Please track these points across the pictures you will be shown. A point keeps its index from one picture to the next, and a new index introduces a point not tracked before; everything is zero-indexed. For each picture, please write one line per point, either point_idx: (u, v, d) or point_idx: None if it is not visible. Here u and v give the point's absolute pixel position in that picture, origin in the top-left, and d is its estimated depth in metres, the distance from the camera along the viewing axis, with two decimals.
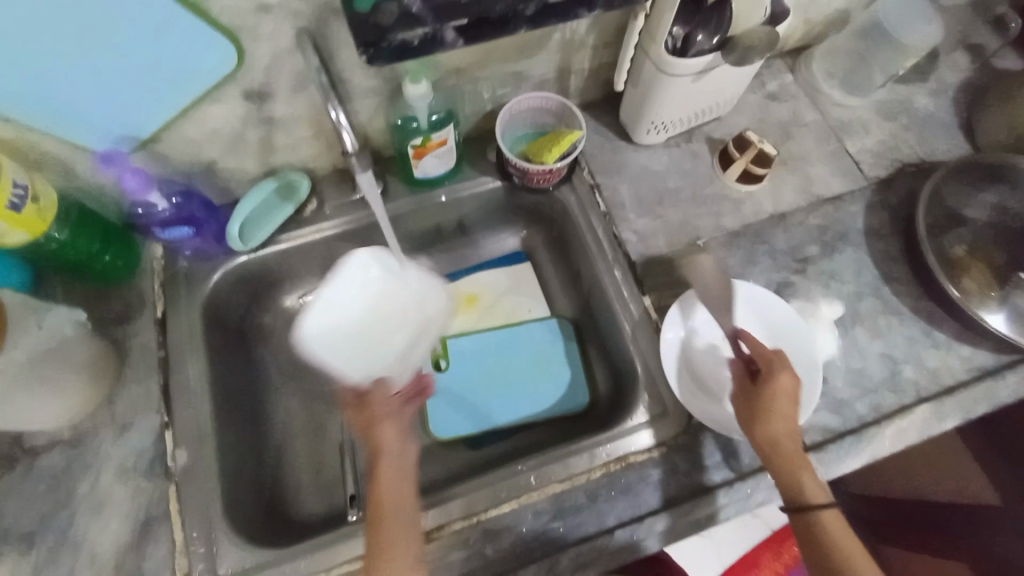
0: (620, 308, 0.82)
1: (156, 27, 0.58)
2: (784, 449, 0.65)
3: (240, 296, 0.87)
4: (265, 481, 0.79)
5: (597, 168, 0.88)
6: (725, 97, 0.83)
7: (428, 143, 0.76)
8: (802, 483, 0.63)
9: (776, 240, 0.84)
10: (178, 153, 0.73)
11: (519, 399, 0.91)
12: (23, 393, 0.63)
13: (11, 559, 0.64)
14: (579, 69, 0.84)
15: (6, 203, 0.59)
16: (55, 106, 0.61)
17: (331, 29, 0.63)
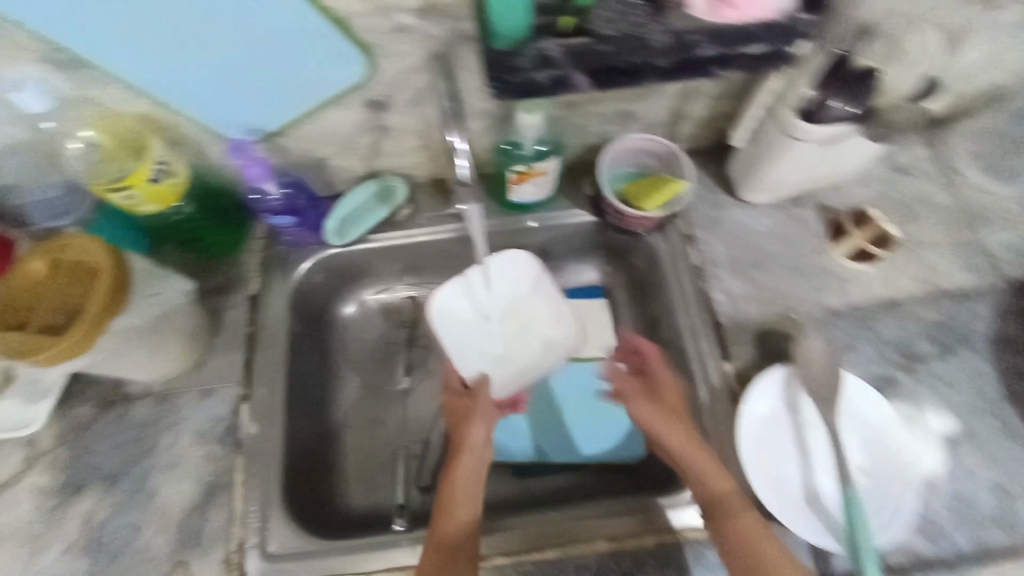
0: (699, 371, 0.78)
1: (298, 36, 0.58)
2: (744, 515, 0.64)
3: (323, 285, 0.90)
4: (318, 467, 0.82)
5: (695, 218, 0.85)
6: (850, 168, 0.76)
7: (530, 171, 0.75)
8: (766, 555, 0.61)
9: (882, 329, 0.77)
10: (295, 148, 0.76)
11: (573, 437, 0.90)
12: (128, 355, 0.68)
13: (95, 494, 0.71)
14: (695, 115, 0.81)
15: (146, 178, 0.63)
16: (194, 94, 0.63)
17: (457, 54, 0.63)
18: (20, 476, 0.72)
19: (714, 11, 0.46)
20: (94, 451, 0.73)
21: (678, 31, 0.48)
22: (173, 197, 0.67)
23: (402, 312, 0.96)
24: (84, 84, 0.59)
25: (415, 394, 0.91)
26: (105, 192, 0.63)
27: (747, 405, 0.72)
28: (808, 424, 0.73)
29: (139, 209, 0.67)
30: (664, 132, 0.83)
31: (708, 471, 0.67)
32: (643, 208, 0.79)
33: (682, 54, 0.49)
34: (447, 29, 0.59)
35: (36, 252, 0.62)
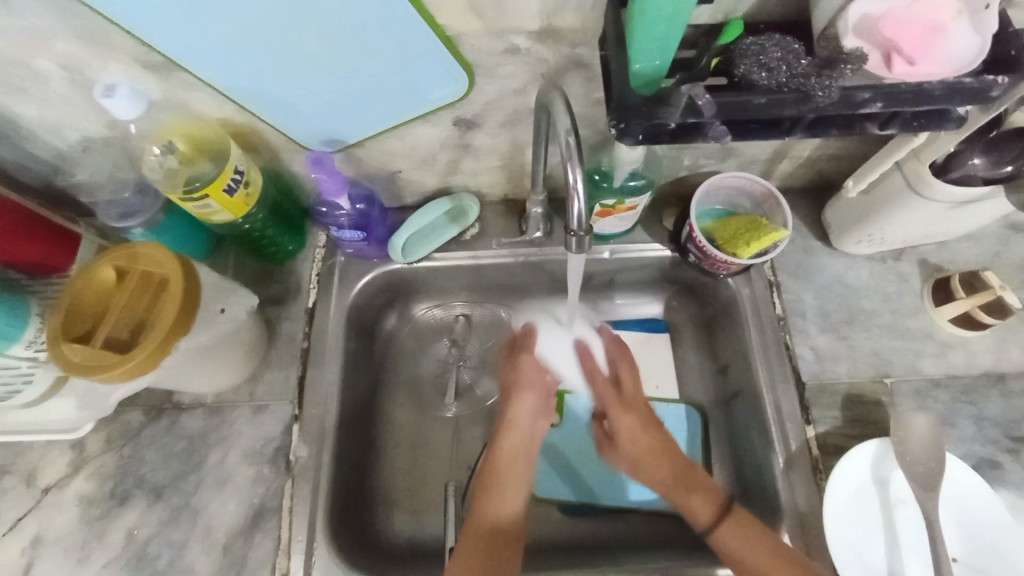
0: (778, 434, 0.70)
1: (399, 48, 0.54)
2: (755, 559, 0.61)
3: (374, 298, 0.82)
4: (363, 494, 0.76)
5: (785, 264, 0.78)
6: (965, 226, 0.70)
7: (619, 206, 0.70)
8: None
9: (985, 404, 0.71)
10: (371, 159, 0.71)
11: (630, 481, 0.79)
12: (191, 367, 0.66)
13: (142, 506, 0.69)
14: (796, 155, 0.74)
15: (223, 188, 0.61)
16: (282, 103, 0.59)
17: (564, 80, 0.59)
18: (68, 480, 0.70)
19: (886, 65, 0.43)
20: (144, 461, 0.71)
21: (846, 87, 0.43)
22: (246, 207, 0.65)
23: (456, 331, 0.87)
24: (174, 85, 0.58)
25: (466, 422, 0.83)
26: (181, 200, 0.61)
27: (840, 475, 0.65)
28: (898, 502, 0.66)
29: (212, 218, 0.65)
30: (759, 171, 0.78)
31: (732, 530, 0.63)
32: (737, 255, 0.72)
33: (844, 110, 0.44)
34: (562, 54, 0.56)
35: (105, 259, 0.59)
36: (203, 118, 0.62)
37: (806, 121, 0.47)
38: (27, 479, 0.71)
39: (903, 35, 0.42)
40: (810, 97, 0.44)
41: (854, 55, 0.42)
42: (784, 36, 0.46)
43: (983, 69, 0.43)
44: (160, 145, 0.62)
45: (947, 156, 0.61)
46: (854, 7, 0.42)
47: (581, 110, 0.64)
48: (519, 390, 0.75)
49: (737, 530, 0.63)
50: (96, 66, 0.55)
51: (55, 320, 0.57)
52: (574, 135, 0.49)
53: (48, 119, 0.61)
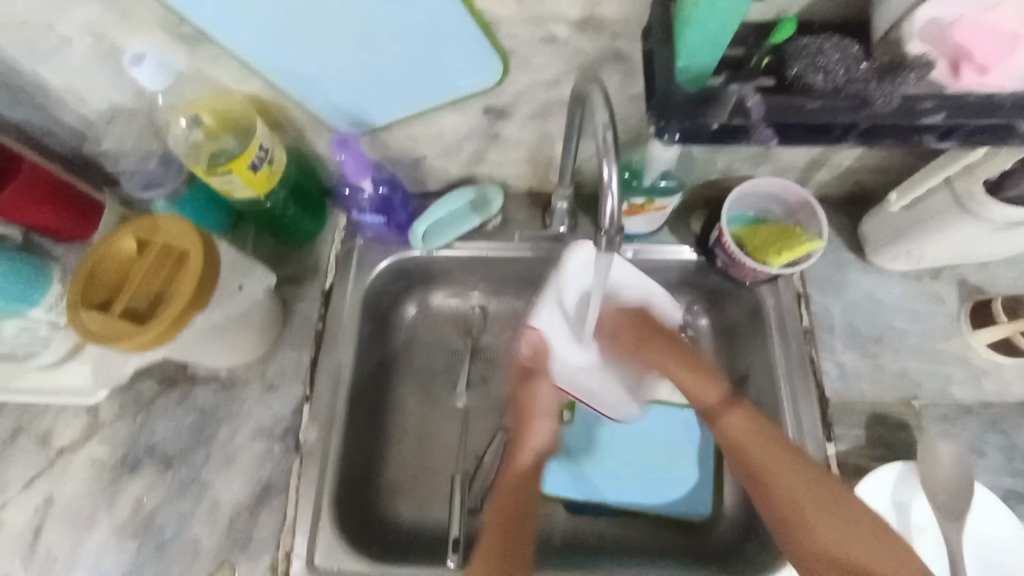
0: (795, 451, 0.68)
1: (432, 29, 0.52)
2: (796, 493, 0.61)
3: (391, 284, 0.81)
4: (368, 479, 0.76)
5: (815, 276, 0.76)
6: (1013, 250, 0.67)
7: (647, 205, 0.68)
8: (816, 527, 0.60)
9: (1018, 436, 0.68)
10: (396, 143, 0.69)
11: (636, 484, 0.78)
12: (205, 342, 0.65)
13: (152, 476, 0.69)
14: (837, 163, 0.71)
15: (248, 164, 0.60)
16: (312, 82, 0.58)
17: (602, 72, 0.57)
18: (80, 444, 0.71)
19: (953, 74, 0.41)
20: (155, 431, 0.71)
21: (907, 95, 0.41)
22: (269, 184, 0.64)
23: (471, 322, 0.86)
24: (202, 57, 0.57)
25: (475, 414, 0.81)
26: (205, 174, 0.60)
27: (860, 495, 0.63)
28: (918, 529, 0.64)
29: (234, 194, 0.64)
30: (795, 177, 0.74)
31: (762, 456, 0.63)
32: (767, 263, 0.70)
33: (903, 121, 0.42)
34: (601, 44, 0.54)
35: (126, 229, 0.59)
36: (231, 93, 0.61)
37: (858, 130, 0.43)
38: (41, 440, 0.71)
39: (977, 42, 0.39)
40: (868, 104, 0.42)
41: (920, 61, 0.40)
42: (841, 39, 0.43)
43: None
44: (186, 118, 0.62)
45: (1002, 173, 0.58)
46: (923, 10, 0.39)
47: (617, 104, 0.61)
48: (532, 417, 0.70)
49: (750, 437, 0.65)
50: (126, 33, 0.54)
51: (74, 289, 0.57)
52: (612, 131, 0.47)
53: (77, 84, 0.61)
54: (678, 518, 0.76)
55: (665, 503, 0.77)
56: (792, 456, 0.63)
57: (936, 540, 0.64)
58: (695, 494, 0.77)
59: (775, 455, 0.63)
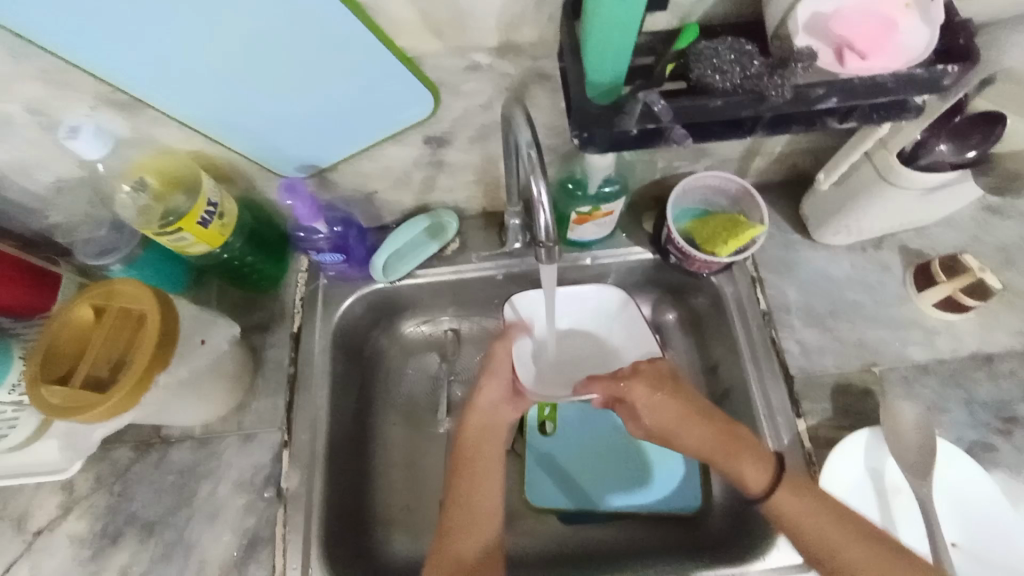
0: (768, 430, 0.70)
1: (360, 74, 0.54)
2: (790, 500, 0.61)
3: (362, 320, 0.82)
4: (359, 518, 0.75)
5: (767, 260, 0.79)
6: (943, 211, 0.70)
7: (595, 212, 0.70)
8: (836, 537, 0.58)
9: (976, 388, 0.71)
10: (346, 181, 0.71)
11: (625, 485, 0.80)
12: (174, 401, 0.65)
13: (135, 543, 0.68)
14: (769, 151, 0.75)
15: (197, 220, 0.61)
16: (250, 133, 0.60)
17: (530, 92, 0.60)
18: (58, 523, 0.70)
19: (839, 61, 0.43)
20: (133, 498, 0.70)
21: (799, 84, 0.44)
22: (222, 237, 0.65)
23: (446, 346, 0.87)
24: (140, 121, 0.58)
25: (459, 437, 0.82)
26: (156, 234, 0.61)
27: (830, 465, 0.66)
28: (894, 490, 0.66)
29: (188, 250, 0.65)
30: (734, 168, 0.78)
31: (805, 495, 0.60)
32: (717, 254, 0.72)
33: (800, 108, 0.45)
34: (524, 66, 0.57)
35: (81, 299, 0.59)
36: (171, 152, 0.62)
37: (764, 119, 0.47)
38: (17, 523, 0.70)
39: (854, 31, 0.42)
40: (765, 97, 0.44)
41: (805, 52, 0.42)
42: (737, 39, 0.46)
43: (934, 59, 0.44)
44: (131, 182, 0.63)
45: (915, 144, 0.61)
46: (803, 7, 0.42)
47: (551, 120, 0.65)
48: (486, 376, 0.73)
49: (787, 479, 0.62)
50: (60, 107, 0.55)
51: (33, 365, 0.57)
52: (538, 149, 0.49)
53: (19, 162, 0.62)
54: (668, 512, 0.78)
55: (655, 500, 0.78)
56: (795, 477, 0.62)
57: (910, 497, 0.66)
58: (683, 487, 0.79)
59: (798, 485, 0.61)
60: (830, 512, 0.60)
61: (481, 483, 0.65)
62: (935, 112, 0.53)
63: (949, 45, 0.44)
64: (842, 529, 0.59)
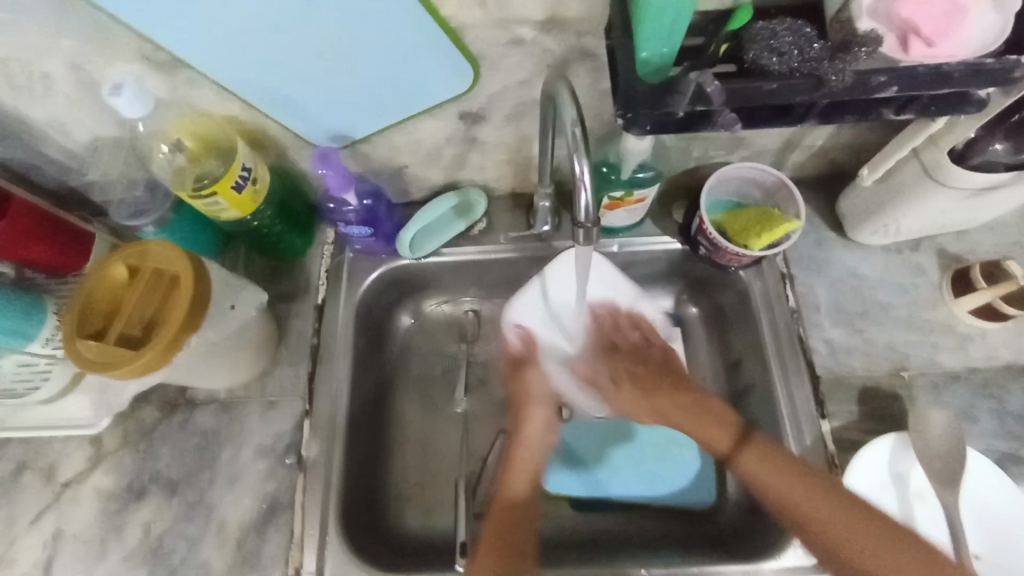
0: (791, 428, 0.69)
1: (402, 42, 0.53)
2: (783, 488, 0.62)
3: (385, 295, 0.82)
4: (374, 491, 0.76)
5: (799, 257, 0.77)
6: (987, 215, 0.68)
7: (627, 198, 0.69)
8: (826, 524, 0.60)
9: (1008, 398, 0.69)
10: (378, 154, 0.71)
11: (642, 476, 0.78)
12: (201, 364, 0.66)
13: (158, 501, 0.70)
14: (809, 144, 0.73)
15: (231, 185, 0.62)
16: (288, 100, 0.60)
17: (570, 70, 0.59)
18: (85, 476, 0.71)
19: (903, 47, 0.41)
20: (157, 457, 0.72)
21: (859, 70, 0.42)
22: (254, 204, 0.65)
23: (466, 326, 0.87)
24: (180, 82, 0.58)
25: (475, 417, 0.82)
26: (190, 197, 0.62)
27: (854, 468, 0.64)
28: (917, 497, 0.65)
29: (220, 215, 0.66)
30: (771, 161, 0.76)
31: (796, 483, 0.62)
32: (749, 247, 0.70)
33: (858, 95, 0.43)
34: (567, 43, 0.55)
35: (116, 257, 0.60)
36: (209, 115, 0.63)
37: (818, 106, 0.46)
38: (46, 474, 0.72)
39: (923, 16, 0.41)
40: (822, 83, 0.43)
41: (870, 36, 0.41)
42: (795, 21, 0.45)
43: (1003, 50, 0.42)
44: (168, 145, 0.64)
45: (966, 143, 0.59)
46: None
47: (589, 101, 0.63)
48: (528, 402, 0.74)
49: (777, 466, 0.63)
50: (102, 64, 0.55)
51: (69, 320, 0.58)
52: (581, 127, 0.48)
53: (59, 120, 0.62)
54: (683, 505, 0.77)
55: (671, 493, 0.77)
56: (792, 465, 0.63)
57: (933, 504, 0.65)
58: (699, 481, 0.78)
59: (784, 470, 0.62)
60: (823, 503, 0.60)
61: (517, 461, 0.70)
62: (994, 109, 0.51)
63: (1019, 37, 0.42)
64: (834, 513, 0.60)
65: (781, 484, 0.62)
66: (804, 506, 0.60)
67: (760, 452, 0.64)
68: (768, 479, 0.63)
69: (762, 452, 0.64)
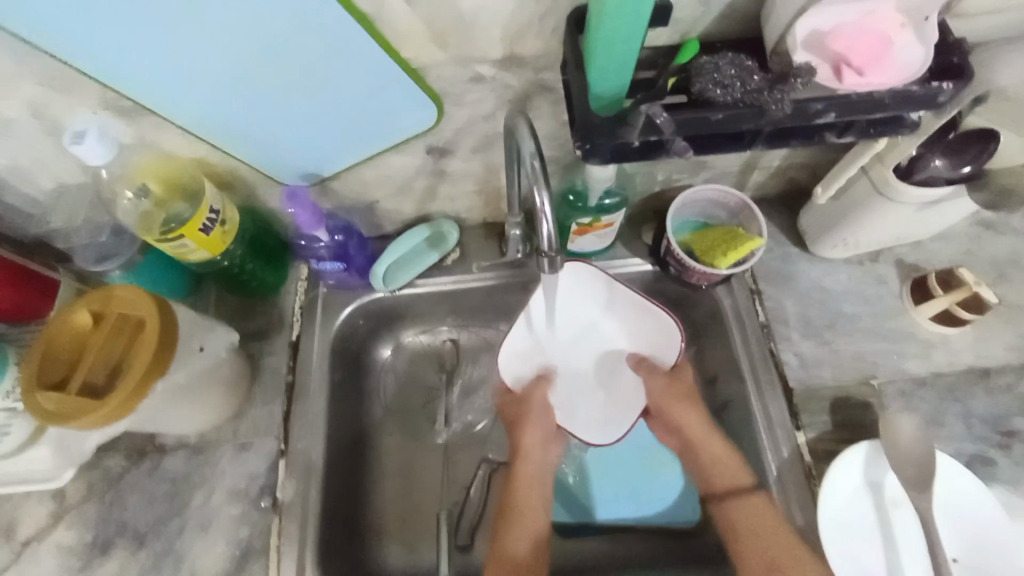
0: (768, 443, 0.70)
1: (365, 83, 0.55)
2: (759, 536, 0.66)
3: (363, 329, 0.82)
4: (356, 529, 0.74)
5: (765, 272, 0.79)
6: (938, 227, 0.72)
7: (595, 223, 0.71)
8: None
9: (974, 402, 0.71)
10: (348, 190, 0.71)
11: (625, 497, 0.79)
12: (169, 409, 0.65)
13: (125, 554, 0.67)
14: (767, 165, 0.76)
15: (198, 227, 0.61)
16: (254, 140, 0.60)
17: (532, 103, 0.61)
18: (47, 532, 0.68)
19: (836, 77, 0.43)
20: (124, 507, 0.69)
21: (798, 99, 0.45)
22: (222, 244, 0.65)
23: (445, 356, 0.87)
24: (144, 126, 0.58)
25: (457, 448, 0.82)
26: (157, 240, 0.61)
27: (831, 479, 0.65)
28: (894, 504, 0.66)
29: (188, 257, 0.65)
30: (732, 182, 0.79)
31: (772, 536, 0.65)
32: (715, 266, 0.72)
33: (798, 122, 0.46)
34: (526, 78, 0.57)
35: (80, 303, 0.59)
36: (174, 157, 0.63)
37: (764, 133, 0.48)
38: (5, 531, 0.68)
39: (854, 48, 0.43)
40: (765, 111, 0.45)
41: (804, 67, 0.43)
42: (737, 54, 0.47)
43: (929, 76, 0.45)
44: (133, 188, 0.64)
45: (911, 159, 0.62)
46: (801, 23, 0.43)
47: (553, 131, 0.65)
48: (537, 444, 0.76)
49: (762, 520, 0.66)
50: (66, 111, 0.55)
51: (30, 369, 0.57)
52: (540, 159, 0.50)
53: (21, 166, 0.62)
54: (668, 526, 0.77)
55: (657, 514, 0.78)
56: (766, 510, 0.67)
57: (910, 512, 0.66)
58: (683, 501, 0.78)
59: (759, 522, 0.66)
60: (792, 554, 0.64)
61: (522, 521, 0.71)
62: (930, 129, 0.54)
63: (942, 64, 0.45)
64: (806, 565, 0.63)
65: (756, 533, 0.66)
66: (784, 558, 0.64)
67: (757, 506, 0.67)
68: (752, 529, 0.66)
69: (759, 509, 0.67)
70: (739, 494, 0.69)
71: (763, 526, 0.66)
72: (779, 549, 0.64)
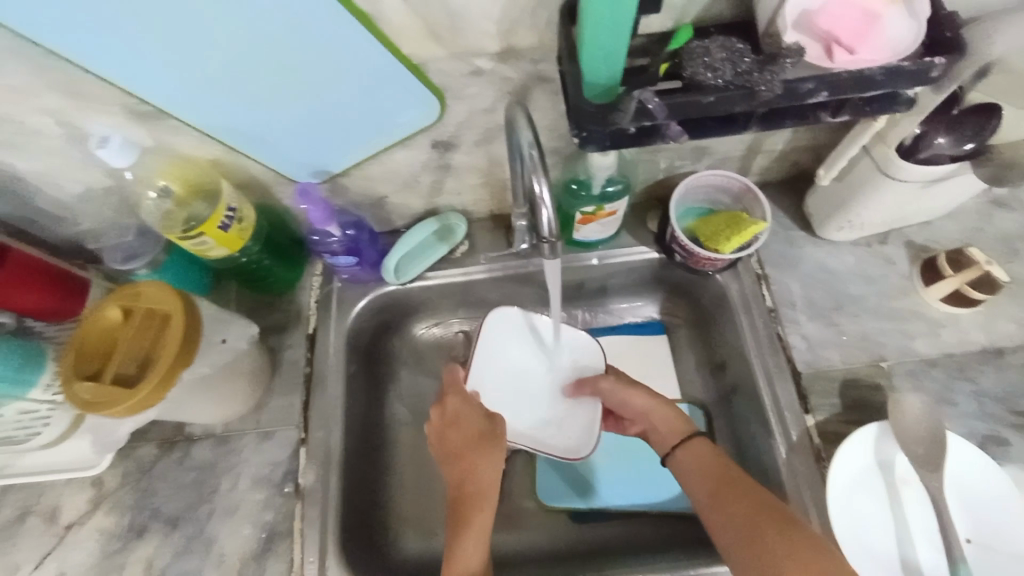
0: (776, 426, 0.70)
1: (369, 81, 0.57)
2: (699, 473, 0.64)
3: (376, 322, 0.85)
4: (374, 515, 0.77)
5: (772, 256, 0.79)
6: (945, 205, 0.71)
7: (598, 212, 0.72)
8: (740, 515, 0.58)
9: (987, 381, 0.70)
10: (357, 186, 0.74)
11: (635, 483, 0.80)
12: (194, 399, 0.68)
13: (158, 537, 0.71)
14: (769, 149, 0.76)
15: (217, 224, 0.65)
16: (267, 140, 0.63)
17: (532, 95, 0.62)
18: (86, 518, 0.73)
19: (828, 56, 0.44)
20: (156, 493, 0.73)
21: (789, 79, 0.46)
22: (240, 241, 0.68)
23: (456, 347, 0.89)
24: (164, 131, 0.61)
25: None
26: (179, 238, 0.65)
27: (840, 459, 0.65)
28: (904, 483, 0.66)
29: (208, 254, 0.69)
30: (736, 167, 0.79)
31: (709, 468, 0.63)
32: (720, 251, 0.73)
33: (790, 102, 0.46)
34: (524, 71, 0.59)
35: (110, 300, 0.62)
36: (193, 160, 0.66)
37: (757, 114, 0.49)
38: (48, 517, 0.73)
39: (843, 27, 0.44)
40: (755, 92, 0.46)
41: (793, 48, 0.44)
42: (729, 38, 0.48)
43: (921, 52, 0.45)
44: (157, 190, 0.67)
45: (914, 138, 0.61)
46: (790, 6, 0.44)
47: (553, 122, 0.67)
48: (470, 449, 0.66)
49: (706, 462, 0.64)
50: (93, 120, 0.59)
51: (67, 362, 0.60)
52: (538, 149, 0.51)
53: (54, 173, 0.66)
54: (680, 510, 0.78)
55: (667, 498, 0.79)
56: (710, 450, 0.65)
57: (920, 492, 0.66)
58: None
59: (703, 458, 0.65)
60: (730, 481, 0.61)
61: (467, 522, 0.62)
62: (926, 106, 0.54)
63: (933, 40, 0.45)
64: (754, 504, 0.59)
65: (695, 475, 0.64)
66: (721, 491, 0.61)
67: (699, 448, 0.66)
68: (697, 473, 0.64)
69: (697, 455, 0.66)
70: (683, 443, 0.67)
71: (708, 466, 0.64)
72: (717, 483, 0.62)
